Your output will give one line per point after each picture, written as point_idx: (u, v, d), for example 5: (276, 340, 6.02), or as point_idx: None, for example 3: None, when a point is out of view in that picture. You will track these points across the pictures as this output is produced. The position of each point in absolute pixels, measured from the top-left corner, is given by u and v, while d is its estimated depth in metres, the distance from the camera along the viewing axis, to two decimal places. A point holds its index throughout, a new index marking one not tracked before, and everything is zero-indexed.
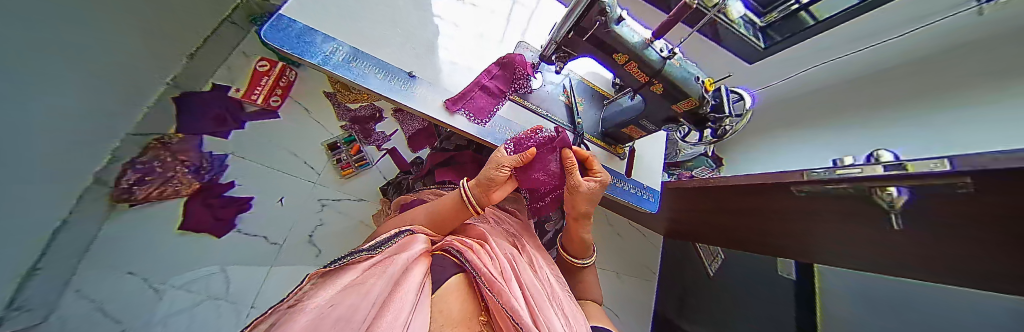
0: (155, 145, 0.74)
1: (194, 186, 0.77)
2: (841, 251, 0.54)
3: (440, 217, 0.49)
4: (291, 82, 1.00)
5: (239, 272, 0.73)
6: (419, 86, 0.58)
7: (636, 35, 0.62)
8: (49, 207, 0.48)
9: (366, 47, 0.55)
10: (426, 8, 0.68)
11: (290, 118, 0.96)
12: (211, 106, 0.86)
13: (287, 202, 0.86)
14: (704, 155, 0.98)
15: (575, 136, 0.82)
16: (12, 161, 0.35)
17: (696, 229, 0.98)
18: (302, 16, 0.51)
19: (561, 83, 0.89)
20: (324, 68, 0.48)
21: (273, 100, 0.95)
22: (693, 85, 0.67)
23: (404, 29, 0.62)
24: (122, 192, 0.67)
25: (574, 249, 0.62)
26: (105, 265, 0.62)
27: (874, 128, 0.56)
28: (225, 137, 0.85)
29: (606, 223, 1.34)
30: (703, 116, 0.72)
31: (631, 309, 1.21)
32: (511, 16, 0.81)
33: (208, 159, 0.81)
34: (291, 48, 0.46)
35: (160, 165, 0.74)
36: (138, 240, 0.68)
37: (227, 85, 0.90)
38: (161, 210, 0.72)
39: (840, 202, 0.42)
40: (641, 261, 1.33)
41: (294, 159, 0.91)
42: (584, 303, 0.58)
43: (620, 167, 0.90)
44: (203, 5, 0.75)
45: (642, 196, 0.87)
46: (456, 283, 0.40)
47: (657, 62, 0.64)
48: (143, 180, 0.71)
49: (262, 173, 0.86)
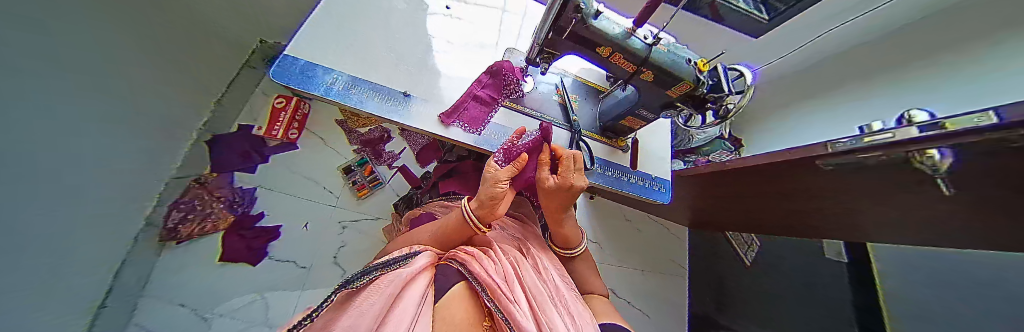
0: (194, 186, 0.82)
1: (229, 220, 0.84)
2: (889, 231, 0.48)
3: (440, 230, 0.51)
4: (306, 115, 1.07)
5: (275, 297, 0.80)
6: (415, 103, 0.61)
7: (616, 26, 0.61)
8: (98, 246, 0.53)
9: (364, 73, 0.59)
10: (416, 28, 0.70)
11: (307, 147, 1.03)
12: (236, 146, 0.94)
13: (312, 227, 0.91)
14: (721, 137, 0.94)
15: (574, 134, 0.80)
16: (57, 202, 0.39)
17: (719, 216, 0.93)
18: (306, 53, 0.55)
19: (556, 84, 0.89)
20: (327, 98, 0.52)
21: (290, 133, 1.02)
22: (684, 69, 0.66)
23: (397, 51, 0.65)
24: (169, 232, 0.76)
25: (557, 239, 0.61)
26: (162, 296, 0.72)
27: (908, 86, 0.50)
28: (250, 171, 0.92)
29: (626, 218, 1.30)
30: (702, 98, 0.70)
31: (656, 307, 1.15)
32: (501, 26, 0.84)
33: (239, 193, 0.88)
34: (296, 84, 0.51)
35: (199, 204, 0.81)
36: (187, 274, 0.76)
37: (251, 124, 0.99)
38: (203, 245, 0.80)
39: (872, 173, 0.37)
40: (665, 255, 1.27)
41: (312, 185, 0.98)
42: (588, 297, 0.56)
43: (625, 160, 0.88)
44: (220, 54, 0.83)
45: (650, 188, 0.84)
46: (458, 291, 0.39)
47: (642, 50, 0.63)
48: (184, 219, 0.78)
49: (285, 202, 0.93)
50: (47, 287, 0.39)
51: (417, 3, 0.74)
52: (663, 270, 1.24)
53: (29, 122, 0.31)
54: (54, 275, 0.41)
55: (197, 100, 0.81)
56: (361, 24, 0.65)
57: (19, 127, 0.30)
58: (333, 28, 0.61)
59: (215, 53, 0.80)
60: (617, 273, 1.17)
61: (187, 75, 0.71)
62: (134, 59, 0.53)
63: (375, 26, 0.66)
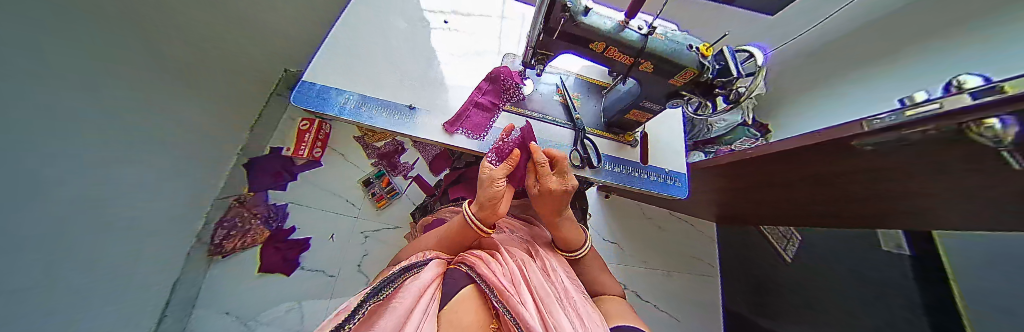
0: (234, 205, 0.90)
1: (265, 234, 0.92)
2: (948, 221, 0.42)
3: (445, 233, 0.52)
4: (328, 134, 1.15)
5: (309, 305, 0.87)
6: (420, 115, 0.63)
7: (608, 21, 0.61)
8: (142, 260, 0.59)
9: (373, 91, 0.63)
10: (420, 43, 0.74)
11: (329, 163, 1.11)
12: (268, 167, 1.01)
13: (337, 238, 0.98)
14: (744, 124, 0.92)
15: (577, 132, 0.79)
16: (101, 216, 0.44)
17: (747, 206, 0.88)
18: (321, 78, 0.61)
19: (557, 83, 0.89)
20: (341, 117, 0.57)
21: (315, 151, 1.10)
22: (686, 56, 0.64)
23: (403, 67, 0.69)
24: (216, 247, 0.85)
25: (567, 235, 0.55)
26: (211, 306, 0.81)
27: (981, 46, 0.42)
28: (282, 189, 1.01)
29: (644, 215, 1.28)
30: (709, 84, 0.66)
31: (685, 308, 1.12)
32: (501, 33, 0.87)
33: (274, 209, 0.97)
34: (313, 106, 0.56)
35: (240, 221, 0.90)
36: (231, 286, 0.84)
37: (281, 146, 1.07)
38: (243, 259, 0.88)
39: (925, 147, 0.32)
40: (688, 251, 1.24)
41: (335, 198, 1.05)
42: (601, 299, 0.54)
43: (634, 155, 0.84)
44: (251, 85, 0.92)
45: (664, 183, 0.81)
46: (467, 293, 0.41)
47: (638, 41, 0.62)
48: (228, 236, 0.87)
49: (313, 216, 1.00)
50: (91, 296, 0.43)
51: (417, 20, 0.78)
52: (688, 268, 1.20)
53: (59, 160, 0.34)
54: (97, 284, 0.45)
55: (235, 128, 0.90)
56: (369, 46, 0.69)
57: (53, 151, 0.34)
58: (343, 52, 0.66)
59: (245, 85, 0.89)
60: (640, 274, 1.14)
61: (219, 108, 0.79)
62: (171, 99, 0.59)
63: (379, 46, 0.70)
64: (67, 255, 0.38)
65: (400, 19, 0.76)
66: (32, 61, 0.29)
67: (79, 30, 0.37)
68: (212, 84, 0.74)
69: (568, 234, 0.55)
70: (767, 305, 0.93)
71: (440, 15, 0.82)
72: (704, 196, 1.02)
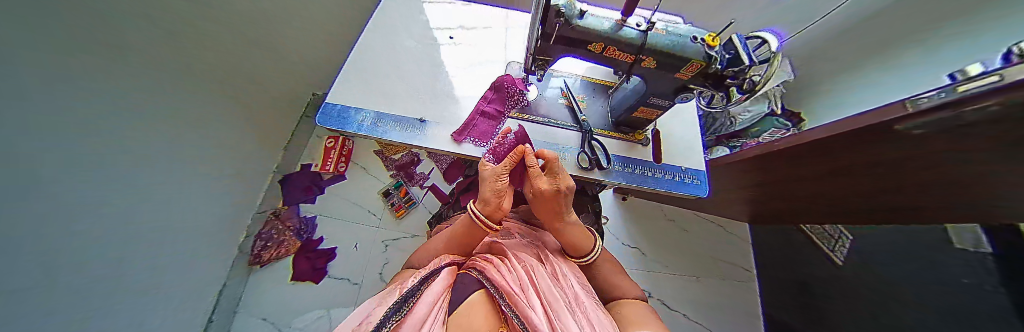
0: (270, 218, 1.01)
1: (296, 244, 1.00)
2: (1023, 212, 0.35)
3: (454, 234, 0.53)
4: (351, 148, 1.23)
5: (336, 312, 0.92)
6: (430, 127, 0.67)
7: (605, 22, 0.61)
8: (175, 269, 0.64)
9: (387, 108, 0.68)
10: (430, 60, 0.79)
11: (352, 176, 1.18)
12: (298, 185, 1.10)
13: (360, 247, 1.03)
14: (772, 113, 0.86)
15: (584, 134, 0.78)
16: (123, 229, 0.48)
17: (784, 201, 0.80)
18: (342, 98, 0.67)
19: (562, 87, 0.90)
20: (359, 133, 0.63)
21: (340, 166, 1.18)
22: (691, 48, 0.61)
23: (413, 83, 0.74)
24: (255, 257, 0.94)
25: (575, 241, 0.54)
26: (253, 311, 0.89)
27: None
28: (312, 202, 1.09)
29: (668, 218, 1.22)
30: (719, 75, 0.63)
31: (714, 317, 1.04)
32: (507, 42, 0.90)
33: (304, 222, 1.04)
34: (334, 125, 0.62)
35: (276, 233, 1.00)
36: (269, 293, 0.93)
37: (309, 162, 1.17)
38: (278, 268, 0.97)
39: (974, 124, 0.28)
40: (715, 255, 1.16)
41: (358, 209, 1.11)
42: (617, 305, 0.50)
43: (647, 155, 0.81)
44: (281, 109, 1.02)
45: (681, 182, 0.77)
46: (477, 298, 0.40)
47: (638, 37, 0.61)
48: (265, 247, 0.97)
49: (338, 227, 1.07)
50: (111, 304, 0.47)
51: (425, 38, 0.82)
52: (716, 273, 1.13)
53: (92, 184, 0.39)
54: (120, 293, 0.49)
55: (269, 148, 1.00)
56: (383, 66, 0.75)
57: (82, 168, 0.38)
58: (361, 74, 0.72)
59: (275, 109, 0.99)
60: (664, 280, 1.09)
61: (251, 131, 0.88)
62: (205, 125, 0.66)
63: (391, 66, 0.75)
64: (83, 266, 0.40)
65: (410, 38, 0.81)
66: (63, 89, 0.33)
67: (123, 73, 0.43)
68: (242, 110, 0.82)
69: (573, 235, 0.53)
70: (816, 315, 0.82)
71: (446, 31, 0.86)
72: (735, 192, 0.94)
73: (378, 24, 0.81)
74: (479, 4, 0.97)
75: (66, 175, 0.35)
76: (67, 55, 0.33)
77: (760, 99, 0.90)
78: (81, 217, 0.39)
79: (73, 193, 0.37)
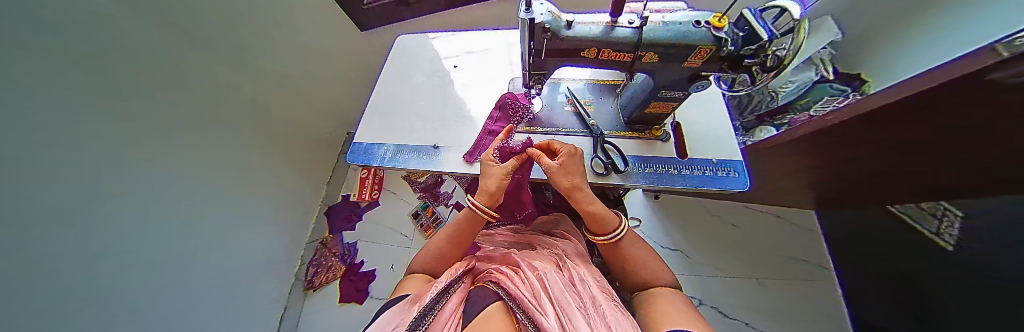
0: (320, 247, 1.11)
1: (342, 268, 1.09)
2: None
3: (459, 240, 0.54)
4: (381, 178, 1.32)
5: None
6: (443, 152, 0.70)
7: (594, 26, 0.58)
8: (231, 301, 0.72)
9: (405, 140, 0.73)
10: (438, 89, 0.84)
11: (384, 202, 1.26)
12: (341, 211, 1.20)
13: (397, 267, 1.09)
14: (821, 82, 0.81)
15: (595, 139, 0.75)
16: (177, 264, 0.55)
17: (867, 178, 0.66)
18: (368, 137, 0.74)
19: (566, 92, 0.88)
20: (382, 166, 0.69)
21: (373, 194, 1.27)
22: (697, 34, 0.55)
23: (425, 113, 0.79)
24: (308, 283, 1.04)
25: (590, 225, 0.50)
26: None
27: None
28: (352, 229, 1.18)
29: (711, 212, 1.11)
30: (737, 56, 0.56)
31: (791, 325, 0.88)
32: (509, 58, 0.93)
33: (347, 248, 1.13)
34: (361, 161, 0.69)
35: (322, 259, 1.09)
36: (321, 316, 1.00)
37: (349, 193, 1.26)
38: (327, 292, 1.05)
39: None
40: (778, 252, 1.02)
41: (392, 232, 1.18)
42: (653, 292, 0.42)
43: (670, 151, 0.76)
44: (321, 150, 1.15)
45: (716, 176, 0.69)
46: (494, 311, 0.36)
47: (632, 35, 0.57)
48: (316, 273, 1.07)
49: (377, 249, 1.14)
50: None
51: (431, 72, 0.88)
52: (783, 273, 0.98)
53: (112, 229, 0.41)
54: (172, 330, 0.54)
55: (315, 184, 1.12)
56: (399, 102, 0.81)
57: (138, 212, 0.46)
58: (378, 112, 0.80)
59: (317, 150, 1.13)
60: (720, 284, 0.96)
61: (296, 171, 0.99)
62: (246, 170, 0.75)
63: (404, 102, 0.82)
64: (131, 296, 0.46)
65: (419, 74, 0.87)
66: (81, 152, 0.35)
67: (159, 132, 0.49)
68: (286, 153, 0.93)
69: (598, 203, 0.48)
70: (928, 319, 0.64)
71: (451, 60, 0.92)
72: (796, 175, 0.80)
73: (391, 67, 0.90)
74: (473, 31, 1.01)
75: (88, 225, 0.38)
76: (118, 127, 0.41)
77: (805, 68, 0.87)
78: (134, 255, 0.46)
79: (65, 240, 0.35)
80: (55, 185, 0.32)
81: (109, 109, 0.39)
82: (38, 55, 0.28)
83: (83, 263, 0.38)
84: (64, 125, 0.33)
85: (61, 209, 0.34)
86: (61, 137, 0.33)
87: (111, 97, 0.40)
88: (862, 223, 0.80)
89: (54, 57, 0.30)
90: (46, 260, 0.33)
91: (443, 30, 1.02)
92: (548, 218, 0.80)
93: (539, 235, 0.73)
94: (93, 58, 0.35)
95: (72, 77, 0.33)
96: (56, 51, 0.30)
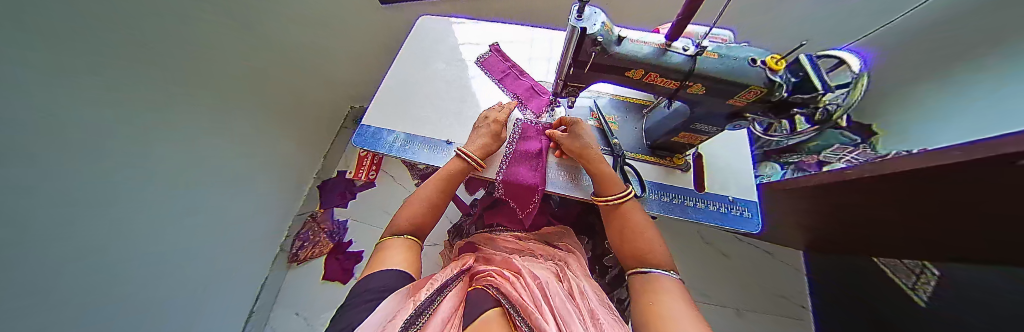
0: (308, 220, 1.03)
1: (329, 245, 1.01)
2: None
3: (445, 188, 0.49)
4: (381, 158, 1.20)
5: None
6: (455, 149, 0.63)
7: (645, 46, 0.47)
8: (225, 279, 0.68)
9: (416, 129, 0.65)
10: (457, 79, 0.75)
11: (382, 184, 1.16)
12: (335, 188, 1.11)
13: None
14: (837, 128, 0.78)
15: (616, 158, 0.66)
16: (176, 240, 0.51)
17: (872, 247, 0.65)
18: (377, 120, 0.66)
19: (590, 106, 0.77)
20: (388, 154, 0.62)
21: (370, 174, 1.17)
22: (748, 72, 0.44)
23: (438, 103, 0.70)
24: (293, 255, 0.97)
25: (597, 183, 0.50)
26: (288, 308, 0.91)
27: None
28: (345, 206, 1.09)
29: (705, 240, 1.10)
30: (784, 103, 0.45)
31: None
32: (533, 55, 0.82)
33: (337, 225, 1.05)
34: (365, 145, 0.62)
35: (309, 232, 1.02)
36: (302, 292, 0.93)
37: (344, 170, 1.16)
38: (311, 268, 0.97)
39: None
40: (766, 288, 1.02)
41: (384, 215, 1.09)
42: (646, 275, 0.37)
43: (688, 183, 0.66)
44: (319, 123, 1.06)
45: (730, 215, 0.61)
46: (495, 314, 0.29)
47: (684, 63, 0.46)
48: (303, 246, 0.99)
49: (367, 231, 1.05)
50: (152, 318, 0.48)
51: (452, 61, 0.78)
52: (768, 308, 0.98)
53: (108, 198, 0.37)
54: (165, 306, 0.51)
55: (309, 158, 1.05)
56: (414, 88, 0.72)
57: (137, 191, 0.42)
58: (391, 95, 0.71)
59: (316, 123, 1.05)
60: (710, 314, 0.96)
61: (292, 143, 0.92)
62: (243, 139, 0.68)
63: (419, 90, 0.72)
64: (128, 276, 0.43)
65: (438, 61, 0.77)
66: (71, 132, 0.31)
67: (158, 104, 0.43)
68: (282, 125, 0.85)
69: (602, 160, 0.51)
70: None
71: (471, 48, 0.81)
72: (799, 226, 0.80)
73: (409, 50, 0.79)
74: (497, 22, 0.90)
75: (85, 197, 0.34)
76: (112, 99, 0.36)
77: None
78: (135, 234, 0.42)
79: (58, 215, 0.31)
80: (49, 164, 0.29)
81: (105, 90, 0.34)
82: (27, 30, 0.24)
83: (78, 242, 0.34)
84: (58, 105, 0.29)
85: (52, 194, 0.30)
86: (60, 115, 0.29)
87: (108, 72, 0.35)
88: (847, 272, 0.80)
89: (39, 33, 0.25)
90: (46, 235, 0.30)
91: (467, 17, 0.91)
92: (551, 229, 0.74)
93: (538, 242, 0.68)
94: (82, 33, 0.30)
95: (65, 53, 0.29)
96: (44, 24, 0.25)
